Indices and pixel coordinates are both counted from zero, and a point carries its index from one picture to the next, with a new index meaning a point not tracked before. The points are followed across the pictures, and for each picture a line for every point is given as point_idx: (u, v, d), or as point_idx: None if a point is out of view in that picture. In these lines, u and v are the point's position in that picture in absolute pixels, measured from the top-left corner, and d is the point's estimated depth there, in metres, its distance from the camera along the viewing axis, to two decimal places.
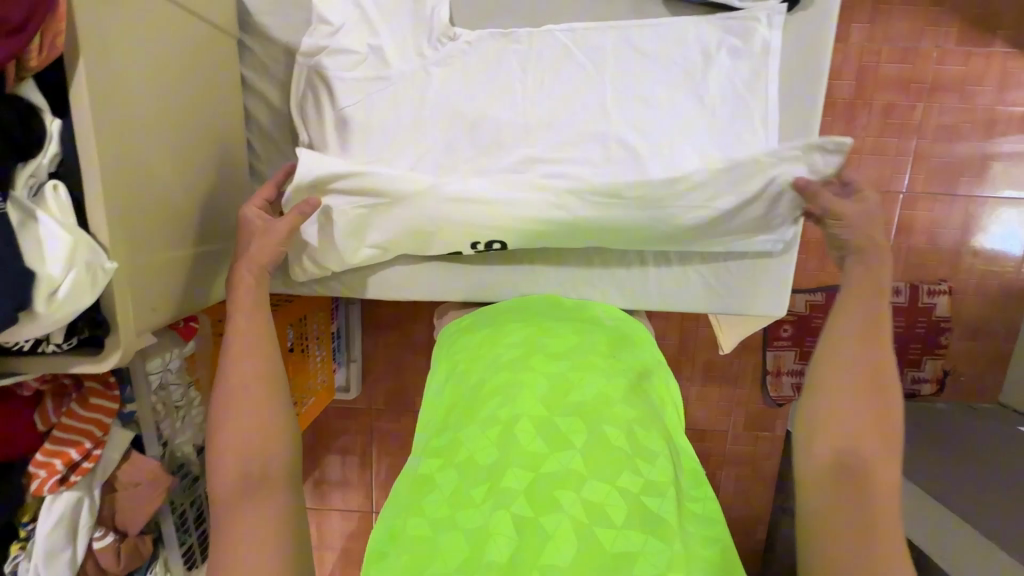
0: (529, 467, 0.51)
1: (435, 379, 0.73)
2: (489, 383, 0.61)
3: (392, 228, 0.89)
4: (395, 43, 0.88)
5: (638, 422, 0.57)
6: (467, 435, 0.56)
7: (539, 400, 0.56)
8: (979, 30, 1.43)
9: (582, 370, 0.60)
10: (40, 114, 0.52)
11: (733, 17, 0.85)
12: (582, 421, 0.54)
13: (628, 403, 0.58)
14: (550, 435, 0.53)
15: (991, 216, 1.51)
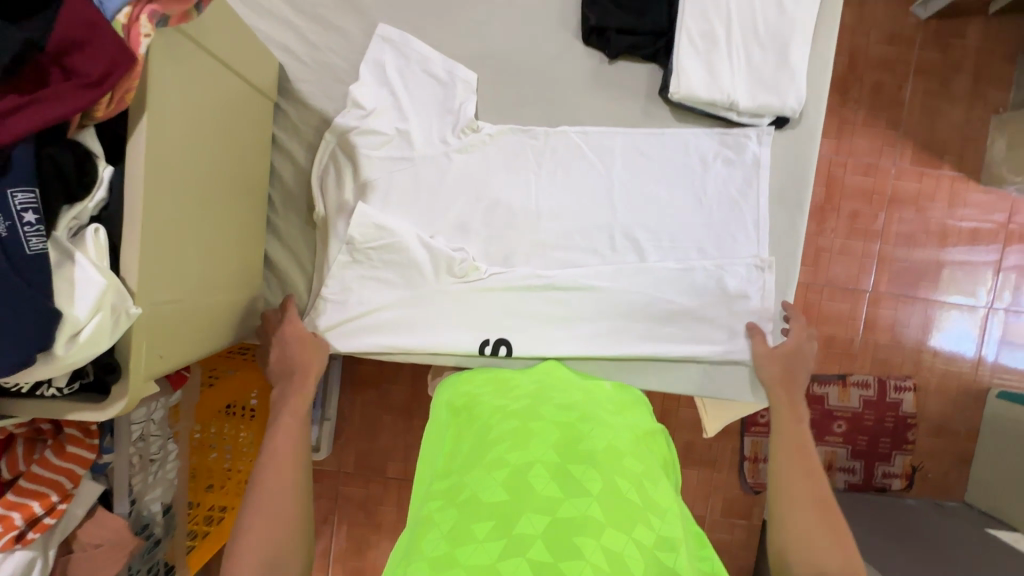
0: (544, 511, 0.49)
1: (436, 429, 0.71)
2: (496, 431, 0.60)
3: (412, 315, 0.93)
4: (422, 126, 0.94)
5: (647, 476, 0.57)
6: (476, 477, 0.54)
7: (552, 446, 0.56)
8: (930, 154, 1.61)
9: (592, 423, 0.61)
10: (95, 160, 0.53)
11: (729, 132, 0.95)
12: (596, 468, 0.53)
13: (637, 458, 0.58)
14: (565, 479, 0.52)
15: (948, 319, 1.63)
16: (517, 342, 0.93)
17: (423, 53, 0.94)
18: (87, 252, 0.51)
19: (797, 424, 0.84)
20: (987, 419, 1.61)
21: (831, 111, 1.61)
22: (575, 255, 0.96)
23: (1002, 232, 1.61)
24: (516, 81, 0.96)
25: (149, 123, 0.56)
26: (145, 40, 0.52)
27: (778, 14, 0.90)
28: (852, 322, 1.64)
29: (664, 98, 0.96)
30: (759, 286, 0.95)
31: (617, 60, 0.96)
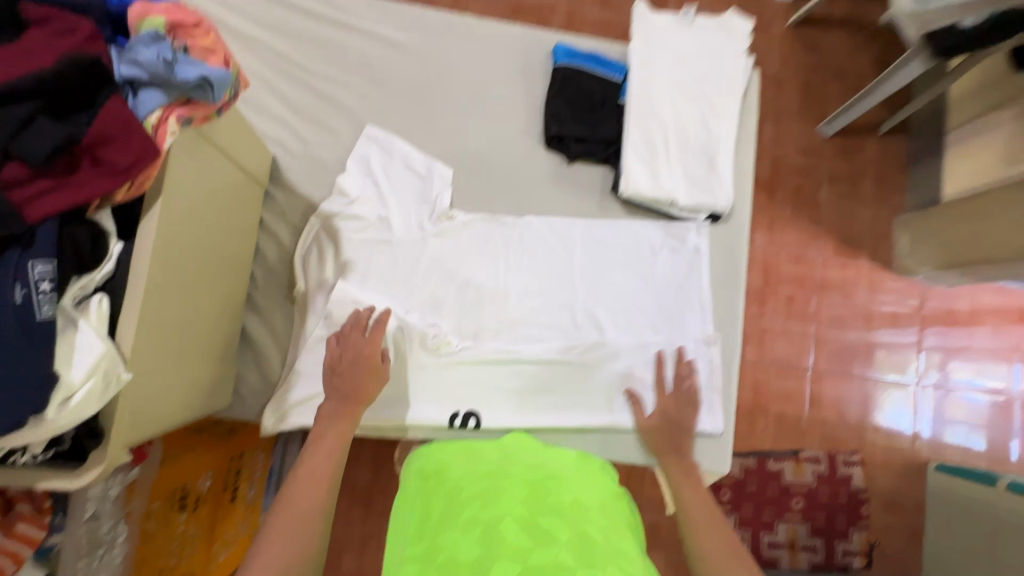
0: (518, 561, 0.51)
1: (406, 502, 0.71)
2: (468, 495, 0.63)
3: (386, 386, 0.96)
4: (401, 213, 1.04)
5: (612, 528, 0.60)
6: (450, 537, 0.56)
7: (522, 503, 0.59)
8: (848, 246, 1.84)
9: (557, 483, 0.65)
10: (107, 238, 0.58)
11: (674, 224, 1.09)
12: (563, 520, 0.57)
13: (601, 512, 0.62)
14: (536, 531, 0.55)
15: (883, 396, 1.77)
16: (487, 413, 0.98)
17: (405, 151, 1.05)
18: (89, 320, 0.55)
19: (704, 497, 0.78)
20: (931, 493, 1.70)
21: (761, 209, 1.84)
22: (540, 332, 1.04)
23: (917, 316, 1.81)
24: (488, 177, 1.09)
25: (161, 208, 0.63)
26: (169, 137, 0.61)
27: (706, 132, 1.08)
28: (798, 398, 1.76)
29: (616, 195, 1.10)
30: (708, 361, 1.04)
31: (574, 163, 1.11)
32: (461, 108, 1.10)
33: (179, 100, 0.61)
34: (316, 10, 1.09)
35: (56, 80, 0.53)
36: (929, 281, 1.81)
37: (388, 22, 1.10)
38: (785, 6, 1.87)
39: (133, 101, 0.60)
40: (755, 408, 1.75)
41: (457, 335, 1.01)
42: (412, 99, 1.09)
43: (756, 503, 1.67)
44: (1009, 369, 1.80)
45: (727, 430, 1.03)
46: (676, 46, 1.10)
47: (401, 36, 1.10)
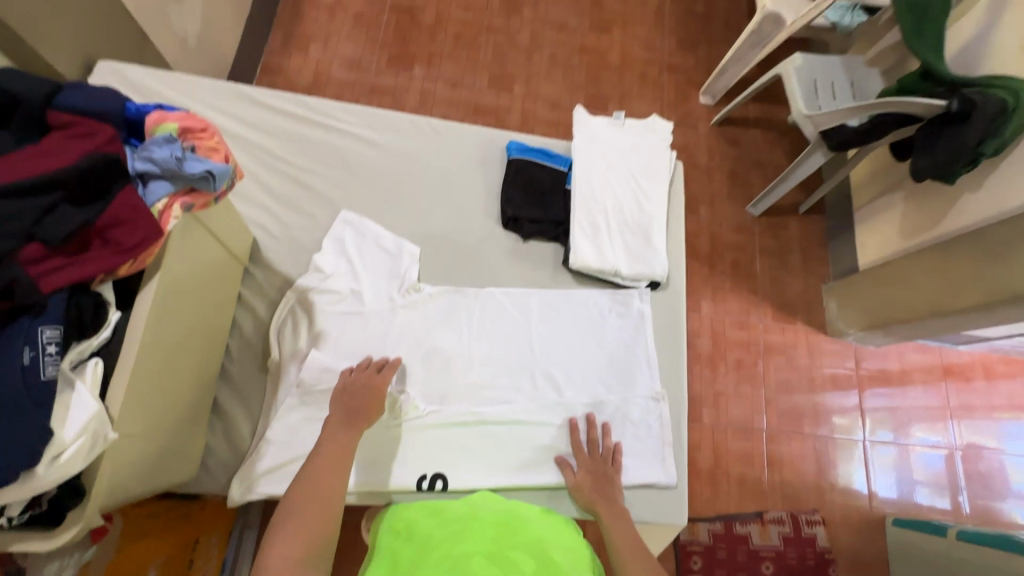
0: None
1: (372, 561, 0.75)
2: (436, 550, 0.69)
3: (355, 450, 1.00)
4: (373, 287, 1.13)
5: (570, 561, 0.72)
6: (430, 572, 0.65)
7: (493, 543, 0.70)
8: (785, 312, 2.03)
9: (522, 524, 0.76)
10: (106, 308, 0.65)
11: (619, 291, 1.23)
12: (530, 556, 0.69)
13: (562, 549, 0.74)
14: (507, 566, 0.66)
15: (834, 453, 1.87)
16: (454, 475, 1.02)
17: (377, 231, 1.17)
18: (84, 381, 0.60)
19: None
20: (892, 549, 1.75)
21: (705, 281, 2.03)
22: (503, 393, 1.11)
23: (855, 376, 1.97)
24: (453, 254, 1.21)
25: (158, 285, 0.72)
26: (173, 220, 0.71)
27: (641, 212, 1.25)
28: (756, 459, 1.84)
29: (568, 268, 1.24)
30: (658, 416, 1.13)
31: (529, 240, 1.25)
32: (429, 195, 1.24)
33: (183, 189, 0.72)
34: (300, 114, 1.25)
35: (81, 175, 0.61)
36: (860, 342, 1.99)
37: (364, 123, 1.27)
38: (708, 110, 2.19)
39: (143, 190, 0.70)
40: (718, 471, 1.81)
41: (424, 399, 1.07)
42: (385, 188, 1.23)
43: (727, 570, 1.67)
44: (946, 425, 1.94)
45: (680, 483, 1.10)
46: (611, 144, 1.30)
47: (376, 135, 1.26)
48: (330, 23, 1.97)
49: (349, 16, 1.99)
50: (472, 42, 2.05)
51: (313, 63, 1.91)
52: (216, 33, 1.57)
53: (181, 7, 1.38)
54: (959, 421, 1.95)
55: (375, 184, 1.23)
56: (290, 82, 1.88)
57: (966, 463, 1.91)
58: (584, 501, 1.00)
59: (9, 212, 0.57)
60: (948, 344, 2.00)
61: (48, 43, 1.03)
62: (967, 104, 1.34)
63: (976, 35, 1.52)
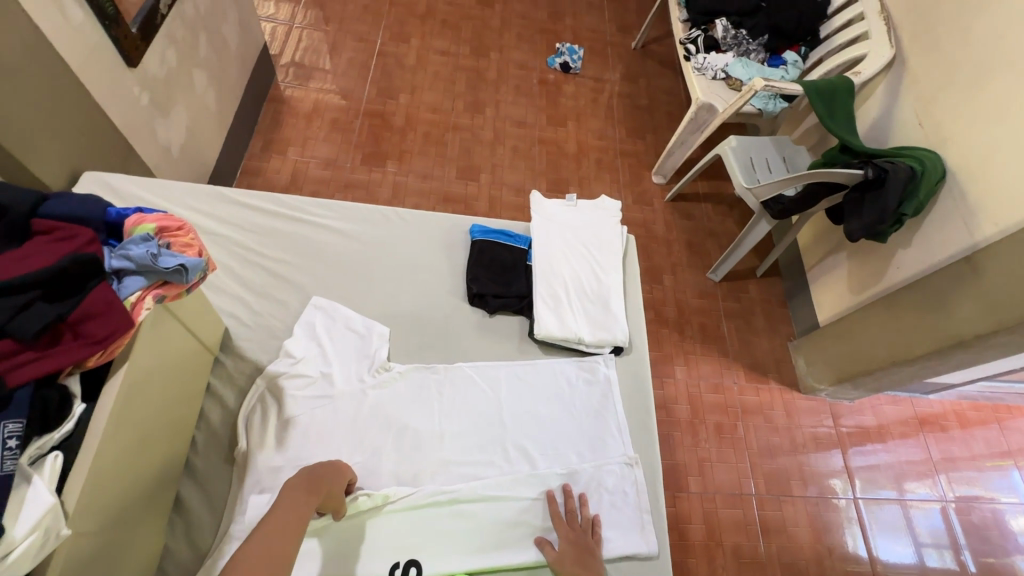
0: None
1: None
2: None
3: (323, 540, 0.96)
4: (343, 369, 1.15)
5: None
6: None
7: None
8: (757, 372, 2.08)
9: None
10: (72, 400, 0.67)
11: (585, 359, 1.27)
12: None
13: None
14: None
15: (828, 516, 1.84)
16: (428, 561, 0.99)
17: (347, 314, 1.21)
18: (42, 475, 0.60)
19: None
20: None
21: (676, 346, 2.09)
22: (476, 469, 1.10)
23: (836, 435, 1.99)
24: (423, 332, 1.25)
25: (125, 373, 0.74)
26: (144, 311, 0.74)
27: (599, 283, 1.33)
28: (748, 526, 1.79)
29: (534, 339, 1.29)
30: (634, 482, 1.13)
31: (496, 314, 1.30)
32: (397, 279, 1.31)
33: (156, 283, 0.76)
34: (272, 210, 1.33)
35: (59, 274, 0.66)
36: (834, 397, 2.04)
37: (333, 215, 1.35)
38: (661, 188, 2.38)
39: (117, 285, 0.74)
40: (711, 542, 1.75)
41: (396, 481, 1.06)
42: (354, 274, 1.29)
43: None
44: (934, 479, 1.94)
45: (662, 551, 1.08)
46: (567, 222, 1.41)
47: (344, 226, 1.35)
48: (308, 129, 2.14)
49: (325, 122, 2.17)
50: (440, 139, 2.24)
51: (292, 165, 2.05)
52: (199, 141, 1.70)
53: (167, 120, 1.51)
54: (946, 474, 1.95)
55: (345, 271, 1.29)
56: (269, 182, 2.00)
57: (960, 516, 1.89)
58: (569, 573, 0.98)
59: None
60: (918, 395, 2.06)
61: (36, 156, 1.11)
62: (881, 172, 1.49)
63: (880, 115, 1.74)
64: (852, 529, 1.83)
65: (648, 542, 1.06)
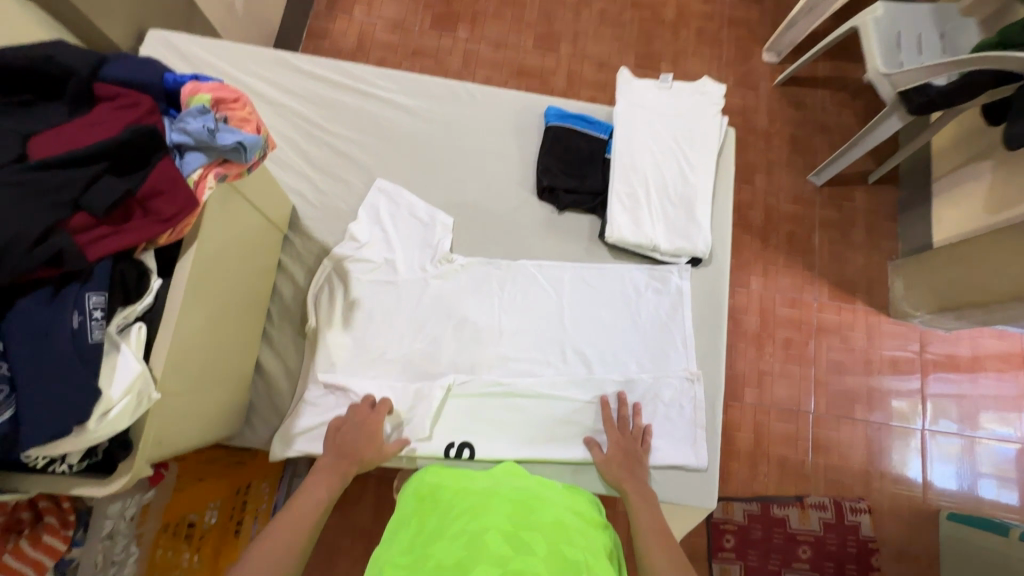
0: (499, 565, 0.64)
1: (399, 519, 0.84)
2: (457, 511, 0.77)
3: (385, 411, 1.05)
4: (406, 257, 1.14)
5: (588, 547, 0.73)
6: (440, 549, 0.69)
7: (508, 520, 0.72)
8: (844, 290, 1.89)
9: (542, 504, 0.79)
10: (149, 277, 0.69)
11: (656, 267, 1.17)
12: (546, 540, 0.69)
13: (585, 537, 0.75)
14: (515, 544, 0.67)
15: (890, 444, 1.77)
16: (480, 444, 1.05)
17: (412, 201, 1.17)
18: (129, 343, 0.64)
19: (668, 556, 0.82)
20: (944, 544, 1.67)
21: (757, 255, 1.91)
22: (533, 366, 1.11)
23: (919, 361, 1.83)
24: (485, 225, 1.20)
25: (194, 256, 0.74)
26: (207, 191, 0.73)
27: (685, 183, 1.18)
28: (799, 443, 1.77)
29: (603, 241, 1.20)
30: (691, 397, 1.10)
31: (565, 211, 1.21)
32: (462, 165, 1.22)
33: (216, 161, 0.73)
34: (337, 80, 1.24)
35: (121, 146, 0.64)
36: (929, 325, 1.83)
37: (398, 89, 1.25)
38: (772, 69, 2.01)
39: (179, 161, 0.72)
40: (758, 451, 1.76)
41: (453, 369, 1.09)
42: (419, 157, 1.22)
43: (762, 551, 1.67)
44: (1020, 417, 1.79)
45: (710, 464, 1.07)
46: (656, 110, 1.22)
47: (410, 102, 1.24)
48: None
49: None
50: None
51: (358, 27, 1.89)
52: None
53: None
54: None
55: (409, 153, 1.22)
56: (336, 46, 1.87)
57: None
58: (612, 478, 0.99)
59: (56, 183, 0.59)
60: None
61: (99, 13, 1.07)
62: None
63: None
64: (908, 447, 1.77)
65: (694, 454, 1.06)
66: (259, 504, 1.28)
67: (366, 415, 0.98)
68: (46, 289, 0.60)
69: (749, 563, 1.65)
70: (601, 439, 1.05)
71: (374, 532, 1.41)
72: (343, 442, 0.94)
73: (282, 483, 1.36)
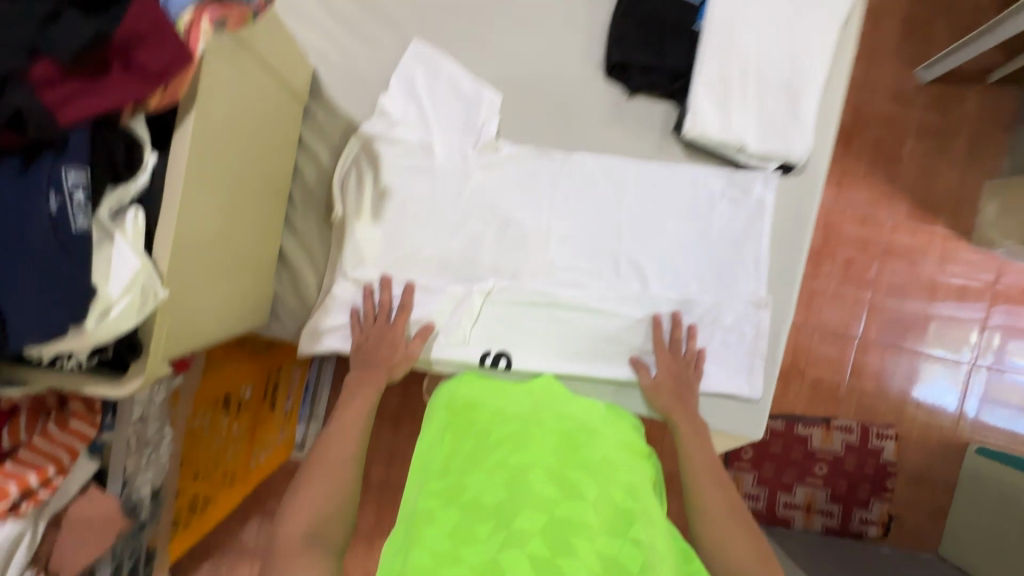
0: (544, 511, 0.59)
1: (434, 432, 0.82)
2: (496, 438, 0.72)
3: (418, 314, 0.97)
4: (445, 142, 0.98)
5: (639, 486, 0.68)
6: (478, 485, 0.65)
7: (551, 456, 0.67)
8: (925, 210, 1.62)
9: (586, 436, 0.73)
10: (140, 148, 0.56)
11: (739, 172, 0.99)
12: (594, 481, 0.64)
13: (633, 472, 0.70)
14: (560, 486, 0.62)
15: (923, 372, 1.61)
16: (518, 355, 0.98)
17: (453, 72, 0.97)
18: (125, 233, 0.54)
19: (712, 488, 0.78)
20: (964, 473, 1.57)
21: (834, 161, 1.65)
22: (582, 276, 0.99)
23: (989, 292, 1.59)
24: (537, 106, 1.00)
25: (193, 131, 0.60)
26: (202, 41, 0.56)
27: (794, 67, 0.94)
28: (839, 365, 1.64)
29: (677, 135, 1.00)
30: (755, 324, 0.98)
31: (635, 96, 1.00)
32: (513, 27, 0.99)
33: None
34: None
35: None
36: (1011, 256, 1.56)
37: None
38: None
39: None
40: (790, 371, 1.66)
41: (493, 274, 0.99)
42: (462, 13, 0.99)
43: (777, 464, 1.60)
44: None
45: (765, 395, 0.98)
46: None
47: None
48: None
49: None
50: None
51: None
52: None
53: None
54: None
55: (450, 7, 0.99)
56: None
57: None
58: (659, 406, 0.94)
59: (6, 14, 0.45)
60: None
61: None
62: None
63: None
64: (925, 368, 1.61)
65: (746, 385, 0.97)
66: (289, 385, 1.30)
67: (382, 328, 0.93)
68: (15, 157, 0.50)
69: (763, 475, 1.59)
70: (650, 362, 0.97)
71: (402, 413, 1.47)
72: (368, 360, 0.90)
73: (312, 366, 1.36)
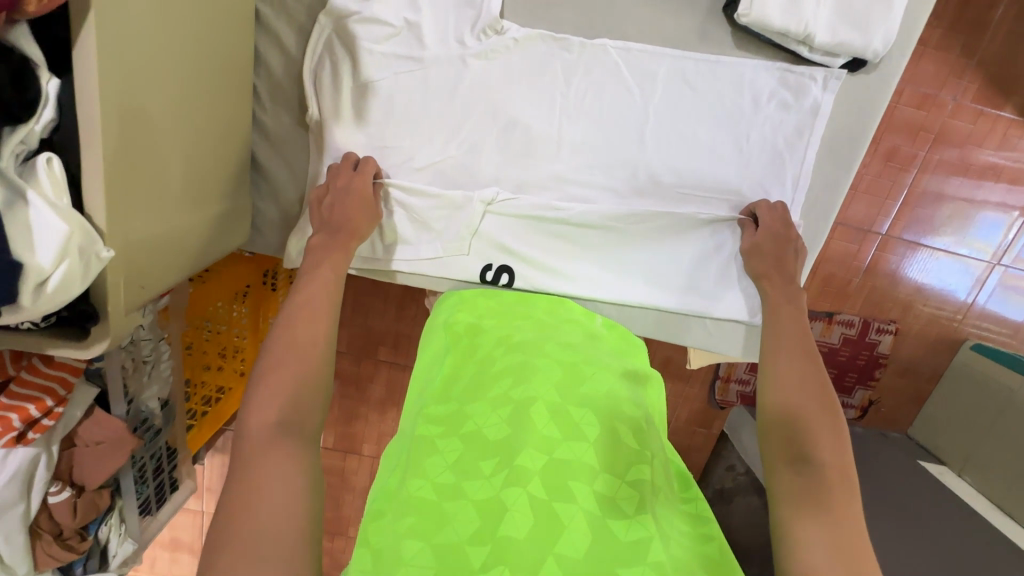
0: (544, 450, 0.59)
1: (434, 353, 0.81)
2: (496, 370, 0.71)
3: (411, 225, 0.88)
4: (438, 25, 0.80)
5: (640, 420, 0.68)
6: (480, 417, 0.65)
7: (553, 390, 0.66)
8: (994, 90, 1.30)
9: (592, 367, 0.72)
10: (35, 71, 0.45)
11: (793, 71, 0.81)
12: (595, 420, 0.64)
13: (634, 404, 0.70)
14: (563, 425, 0.62)
15: (926, 256, 1.40)
16: (522, 271, 0.91)
17: None
18: (41, 189, 0.45)
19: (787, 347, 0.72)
20: (949, 369, 1.44)
21: None
22: (595, 193, 0.88)
23: None
24: None
25: (98, 24, 0.47)
26: None
27: None
28: (855, 262, 1.41)
29: (728, 17, 0.80)
30: None
31: None
32: None
33: None
34: None
35: None
36: None
37: None
38: None
39: None
40: None
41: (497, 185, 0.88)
42: None
43: None
44: None
45: None
46: None
47: None
48: None
49: None
50: None
51: None
52: None
53: None
54: None
55: None
56: None
57: None
58: (752, 269, 0.86)
59: None
60: None
61: None
62: None
63: None
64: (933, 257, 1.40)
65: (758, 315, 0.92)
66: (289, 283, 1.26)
67: (350, 178, 0.81)
68: None
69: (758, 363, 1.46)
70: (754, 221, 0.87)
71: (405, 298, 1.45)
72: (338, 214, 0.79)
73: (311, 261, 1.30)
